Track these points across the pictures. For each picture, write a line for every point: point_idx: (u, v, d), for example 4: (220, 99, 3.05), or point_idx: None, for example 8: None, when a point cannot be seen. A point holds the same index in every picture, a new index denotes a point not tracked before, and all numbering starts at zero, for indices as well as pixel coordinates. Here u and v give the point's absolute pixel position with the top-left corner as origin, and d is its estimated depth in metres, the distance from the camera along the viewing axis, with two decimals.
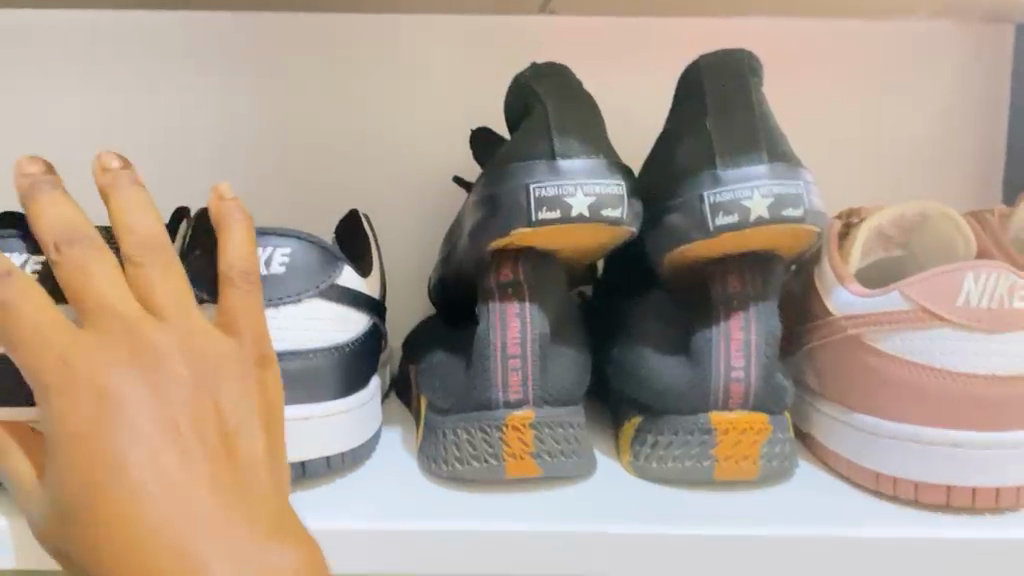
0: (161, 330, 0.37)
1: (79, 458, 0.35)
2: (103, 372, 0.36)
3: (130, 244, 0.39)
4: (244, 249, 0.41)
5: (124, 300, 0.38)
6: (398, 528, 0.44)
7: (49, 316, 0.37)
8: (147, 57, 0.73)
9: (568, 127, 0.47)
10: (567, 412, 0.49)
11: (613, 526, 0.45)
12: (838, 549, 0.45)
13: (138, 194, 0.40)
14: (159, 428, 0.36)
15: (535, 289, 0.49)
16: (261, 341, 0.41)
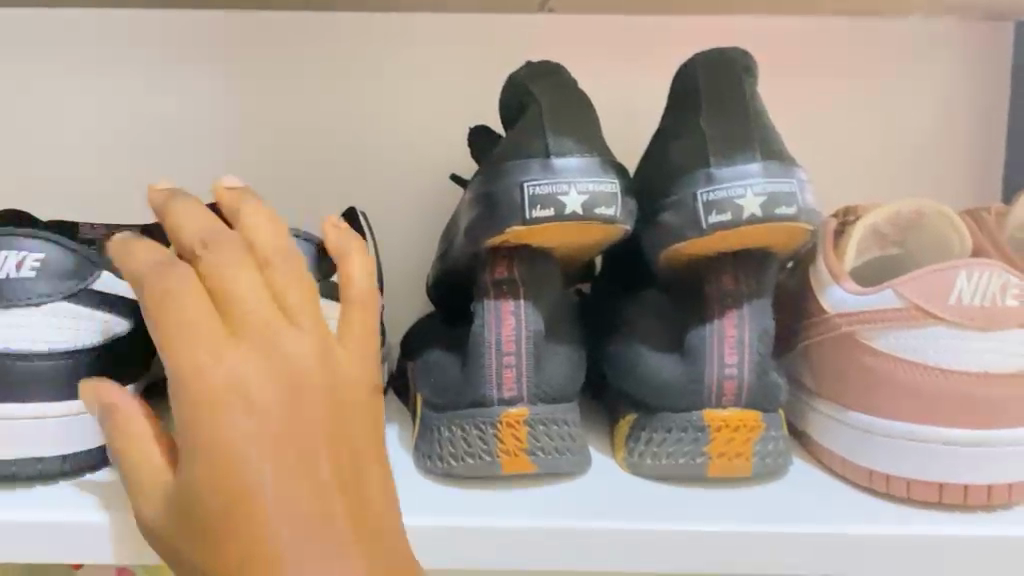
0: (294, 328, 0.38)
1: (211, 454, 0.35)
2: (232, 367, 0.36)
3: (263, 251, 0.40)
4: (368, 268, 0.45)
5: (252, 307, 0.37)
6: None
7: (191, 309, 0.37)
8: (149, 54, 0.74)
9: (562, 125, 0.48)
10: (561, 410, 0.49)
11: (607, 521, 0.45)
12: (830, 546, 0.45)
13: (266, 211, 0.41)
14: (273, 433, 0.36)
15: (529, 286, 0.49)
16: (357, 370, 0.40)
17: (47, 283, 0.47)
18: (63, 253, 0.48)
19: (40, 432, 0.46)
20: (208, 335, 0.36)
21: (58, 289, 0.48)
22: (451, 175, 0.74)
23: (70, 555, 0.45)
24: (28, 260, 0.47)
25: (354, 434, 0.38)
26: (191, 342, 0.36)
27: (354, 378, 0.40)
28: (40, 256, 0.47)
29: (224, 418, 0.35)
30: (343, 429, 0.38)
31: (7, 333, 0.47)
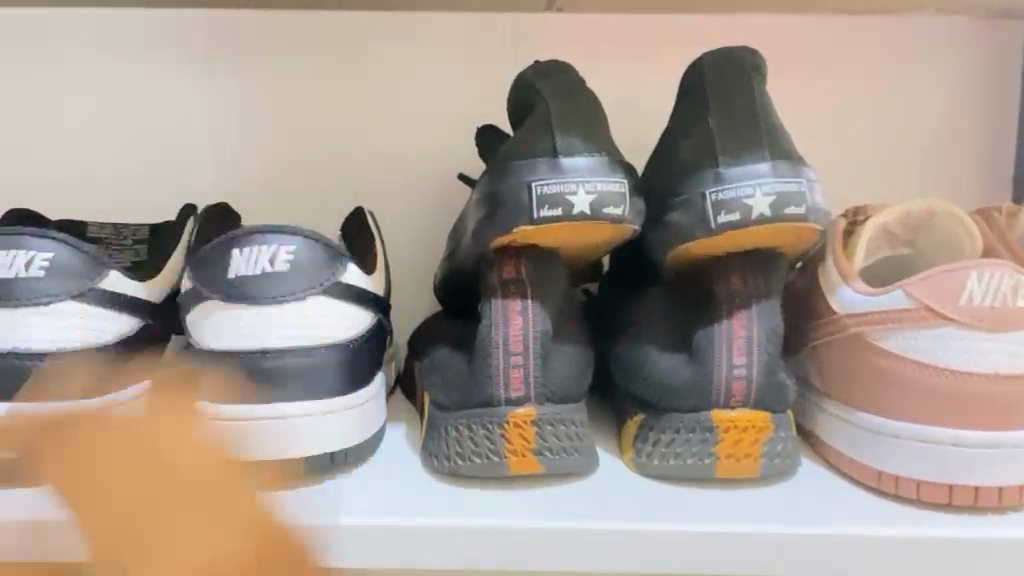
0: (174, 487, 0.38)
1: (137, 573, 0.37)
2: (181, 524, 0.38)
3: (149, 438, 0.41)
4: (210, 432, 0.43)
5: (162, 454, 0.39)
6: (398, 523, 0.45)
7: (105, 472, 0.38)
8: (157, 52, 0.74)
9: (570, 124, 0.47)
10: (569, 409, 0.49)
11: (612, 522, 0.45)
12: (836, 548, 0.45)
13: (205, 418, 0.44)
14: (149, 552, 0.37)
15: (537, 286, 0.49)
16: (273, 529, 0.40)
17: (54, 282, 0.48)
18: (73, 253, 0.48)
19: None
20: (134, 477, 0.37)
21: (65, 289, 0.48)
22: (458, 175, 0.74)
23: None
24: (37, 259, 0.47)
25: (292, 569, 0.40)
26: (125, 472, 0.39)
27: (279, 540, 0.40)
28: (49, 255, 0.48)
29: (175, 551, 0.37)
30: (268, 543, 0.40)
31: (20, 331, 0.47)
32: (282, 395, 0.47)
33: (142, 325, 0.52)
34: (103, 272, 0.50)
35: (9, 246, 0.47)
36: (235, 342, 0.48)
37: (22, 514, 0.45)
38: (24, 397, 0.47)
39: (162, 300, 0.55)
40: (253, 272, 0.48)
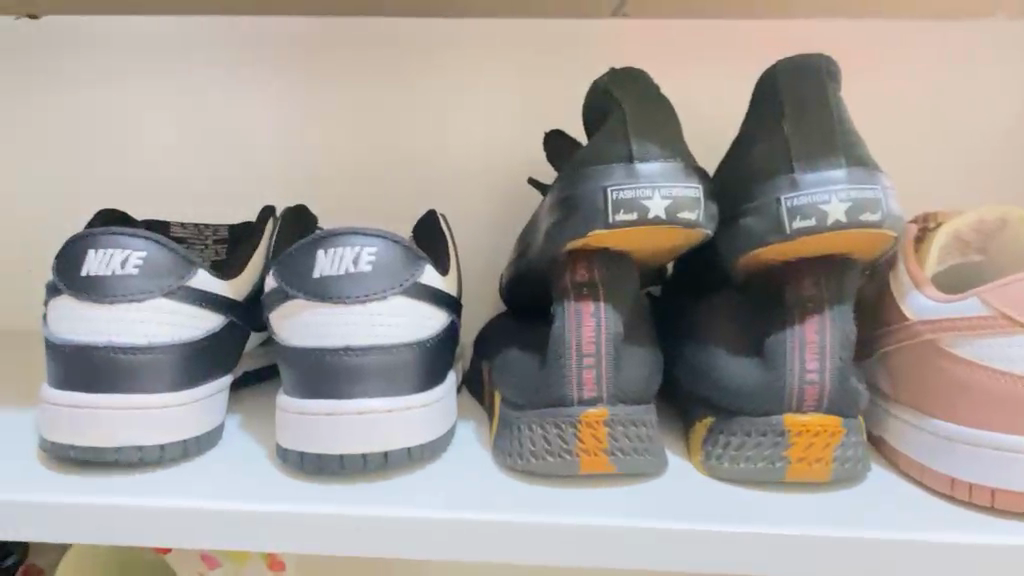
0: None
1: None
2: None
3: None
4: None
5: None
6: (458, 517, 0.46)
7: None
8: (238, 57, 0.76)
9: (644, 130, 0.48)
10: (642, 411, 0.50)
11: (667, 521, 0.46)
12: (892, 551, 0.45)
13: None
14: None
15: (609, 289, 0.50)
16: None
17: (148, 281, 0.49)
18: (165, 251, 0.50)
19: (146, 422, 0.49)
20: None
21: (158, 287, 0.50)
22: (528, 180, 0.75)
23: (169, 541, 0.47)
24: (132, 258, 0.49)
25: None
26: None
27: None
28: (143, 253, 0.49)
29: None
30: None
31: (119, 326, 0.49)
32: (361, 392, 0.49)
33: (224, 321, 0.54)
34: (191, 270, 0.51)
35: (105, 246, 0.49)
36: (320, 340, 0.49)
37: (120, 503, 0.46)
38: (120, 390, 0.49)
39: (244, 300, 0.57)
40: (338, 272, 0.49)
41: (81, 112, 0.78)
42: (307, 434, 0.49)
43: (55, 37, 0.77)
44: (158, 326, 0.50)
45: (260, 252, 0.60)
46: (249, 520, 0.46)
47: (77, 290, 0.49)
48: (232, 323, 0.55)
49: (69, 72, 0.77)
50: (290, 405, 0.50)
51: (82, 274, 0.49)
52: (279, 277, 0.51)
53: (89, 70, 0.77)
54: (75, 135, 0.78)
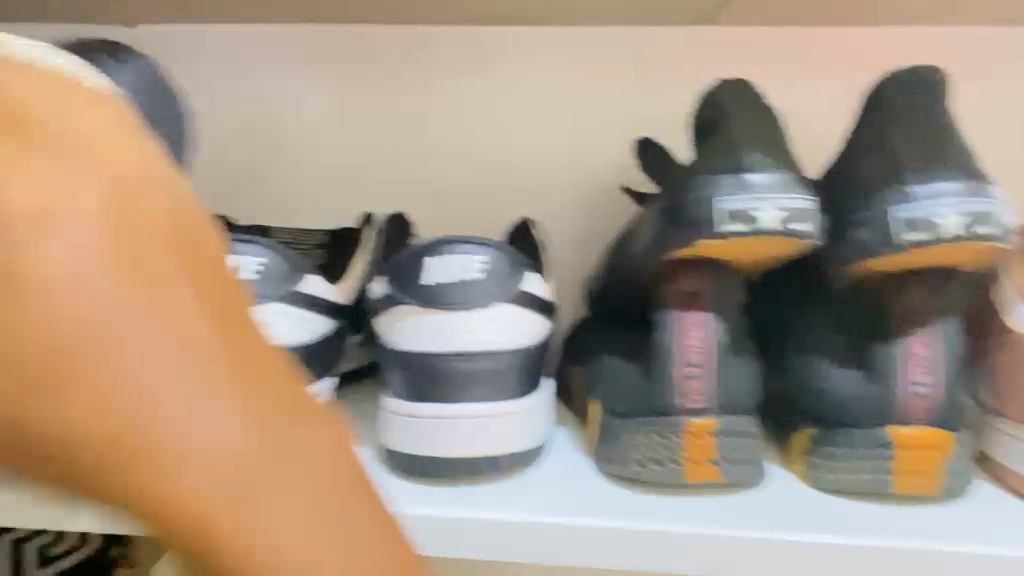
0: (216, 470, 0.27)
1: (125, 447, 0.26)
2: (55, 197, 0.26)
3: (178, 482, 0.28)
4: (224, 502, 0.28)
5: (46, 105, 0.28)
6: (574, 523, 0.47)
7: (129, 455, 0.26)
8: (332, 64, 0.78)
9: (755, 141, 0.49)
10: (743, 421, 0.50)
11: (779, 532, 0.46)
12: (989, 567, 0.45)
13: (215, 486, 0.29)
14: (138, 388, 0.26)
15: (713, 300, 0.50)
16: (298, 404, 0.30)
17: (266, 285, 0.51)
18: (280, 259, 0.52)
19: None
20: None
21: (273, 291, 0.51)
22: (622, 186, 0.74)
23: None
24: (251, 263, 0.51)
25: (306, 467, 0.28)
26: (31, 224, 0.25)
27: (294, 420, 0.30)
28: (262, 259, 0.51)
29: (184, 475, 0.26)
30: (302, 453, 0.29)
31: None
32: (468, 397, 0.50)
33: (332, 325, 0.56)
34: (302, 276, 0.53)
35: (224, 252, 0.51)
36: (427, 346, 0.50)
37: (460, 515, 0.47)
38: None
39: (351, 301, 0.59)
40: (449, 280, 0.51)
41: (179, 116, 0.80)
42: (416, 436, 0.50)
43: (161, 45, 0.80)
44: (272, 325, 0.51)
45: (364, 255, 0.62)
46: (417, 528, 0.47)
47: None
48: (338, 326, 0.57)
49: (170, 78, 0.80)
50: (398, 407, 0.51)
51: None
52: (391, 284, 0.53)
53: (189, 73, 0.80)
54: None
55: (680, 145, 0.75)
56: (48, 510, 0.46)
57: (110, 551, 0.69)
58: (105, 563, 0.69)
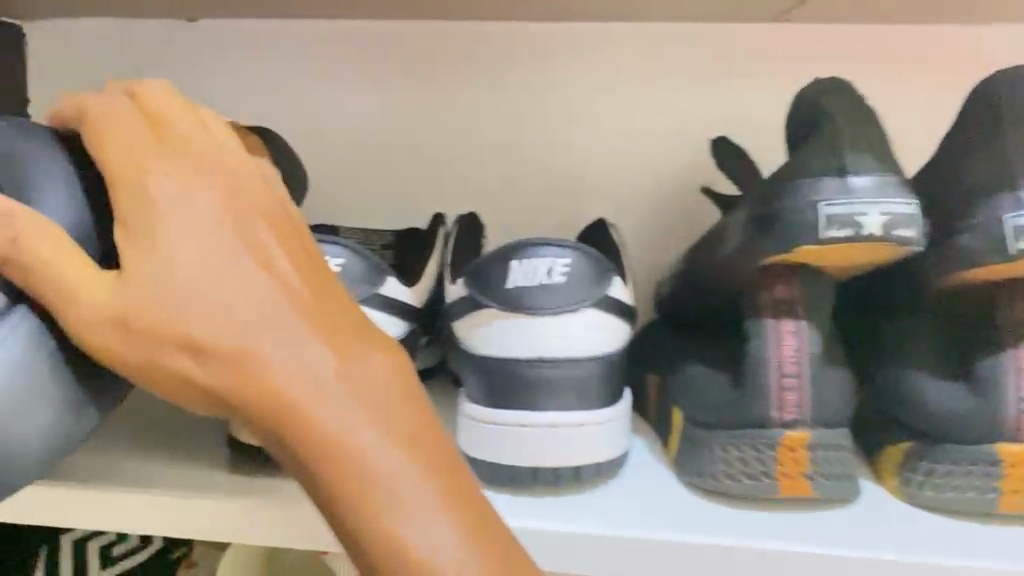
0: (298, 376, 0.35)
1: (232, 358, 0.35)
2: (191, 185, 0.37)
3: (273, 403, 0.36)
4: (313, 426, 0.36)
5: (179, 117, 0.40)
6: (615, 533, 0.45)
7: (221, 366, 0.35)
8: (403, 64, 0.76)
9: (859, 141, 0.46)
10: (839, 434, 0.48)
11: (833, 547, 0.44)
12: None
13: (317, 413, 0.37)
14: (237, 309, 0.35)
15: (809, 308, 0.49)
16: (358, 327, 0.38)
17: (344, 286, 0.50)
18: (358, 258, 0.51)
19: None
20: (154, 152, 0.38)
21: (353, 293, 0.51)
22: (701, 188, 0.73)
23: None
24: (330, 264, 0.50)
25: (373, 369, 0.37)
26: (178, 204, 0.37)
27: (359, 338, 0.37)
28: (339, 260, 0.50)
29: (270, 370, 0.35)
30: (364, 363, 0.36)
31: None
32: (553, 405, 0.49)
33: (407, 328, 0.54)
34: (381, 277, 0.52)
35: None
36: (510, 350, 0.49)
37: (559, 525, 0.45)
38: None
39: (425, 304, 0.58)
40: (533, 283, 0.49)
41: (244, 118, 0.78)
42: (498, 445, 0.49)
43: (221, 45, 0.78)
44: None
45: (436, 260, 0.61)
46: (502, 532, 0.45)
47: None
48: (412, 329, 0.55)
49: (234, 78, 0.78)
50: (479, 415, 0.49)
51: None
52: (471, 286, 0.51)
53: (244, 71, 0.78)
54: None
55: (769, 160, 0.73)
56: (206, 500, 0.46)
57: (173, 552, 0.70)
58: (169, 562, 0.69)
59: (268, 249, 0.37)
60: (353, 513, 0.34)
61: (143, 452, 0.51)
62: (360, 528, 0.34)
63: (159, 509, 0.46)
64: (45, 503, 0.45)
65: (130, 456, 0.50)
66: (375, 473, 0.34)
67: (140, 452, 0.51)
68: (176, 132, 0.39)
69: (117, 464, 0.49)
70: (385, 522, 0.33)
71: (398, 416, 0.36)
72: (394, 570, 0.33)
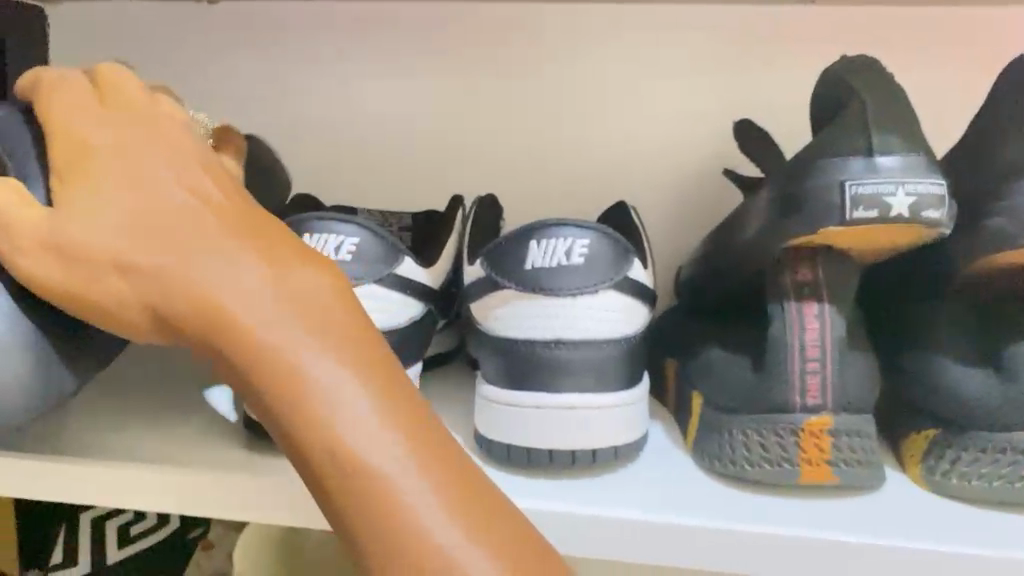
0: (227, 292, 0.38)
1: (167, 278, 0.39)
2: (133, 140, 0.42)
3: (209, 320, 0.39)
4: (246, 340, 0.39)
5: (128, 85, 0.45)
6: (632, 518, 0.44)
7: (156, 286, 0.39)
8: (421, 46, 0.75)
9: (888, 121, 0.45)
10: (863, 420, 0.47)
11: (855, 535, 0.44)
12: None
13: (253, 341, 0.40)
14: (169, 234, 0.39)
15: (833, 291, 0.48)
16: (288, 249, 0.41)
17: (360, 267, 0.50)
18: (375, 240, 0.51)
19: None
20: (98, 114, 0.43)
21: (369, 272, 0.50)
22: (723, 172, 0.72)
23: None
24: (345, 243, 0.50)
25: (301, 284, 0.40)
26: (113, 150, 0.41)
27: (288, 257, 0.40)
28: (355, 240, 0.50)
29: (202, 288, 0.38)
30: (292, 278, 0.40)
31: None
32: (571, 387, 0.48)
33: (423, 310, 0.54)
34: (398, 258, 0.52)
35: (320, 231, 0.50)
36: (527, 332, 0.49)
37: (577, 510, 0.45)
38: None
39: (441, 287, 0.58)
40: (551, 264, 0.48)
41: (263, 105, 0.78)
42: (515, 427, 0.48)
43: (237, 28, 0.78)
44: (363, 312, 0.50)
45: (454, 241, 0.61)
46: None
47: None
48: (429, 311, 0.55)
49: (250, 65, 0.78)
50: (496, 397, 0.49)
51: None
52: (488, 266, 0.51)
53: (261, 54, 0.78)
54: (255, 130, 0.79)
55: (793, 144, 0.72)
56: (222, 481, 0.45)
57: (192, 533, 0.70)
58: (188, 543, 0.70)
59: (199, 184, 0.41)
60: (286, 416, 0.37)
61: (159, 431, 0.51)
62: (298, 425, 0.37)
63: (172, 483, 0.45)
64: (64, 474, 0.45)
65: (144, 434, 0.50)
66: (301, 377, 0.37)
67: (157, 431, 0.51)
68: (116, 93, 0.44)
69: (132, 444, 0.49)
70: (316, 422, 0.37)
71: (332, 326, 0.39)
72: (331, 468, 0.36)
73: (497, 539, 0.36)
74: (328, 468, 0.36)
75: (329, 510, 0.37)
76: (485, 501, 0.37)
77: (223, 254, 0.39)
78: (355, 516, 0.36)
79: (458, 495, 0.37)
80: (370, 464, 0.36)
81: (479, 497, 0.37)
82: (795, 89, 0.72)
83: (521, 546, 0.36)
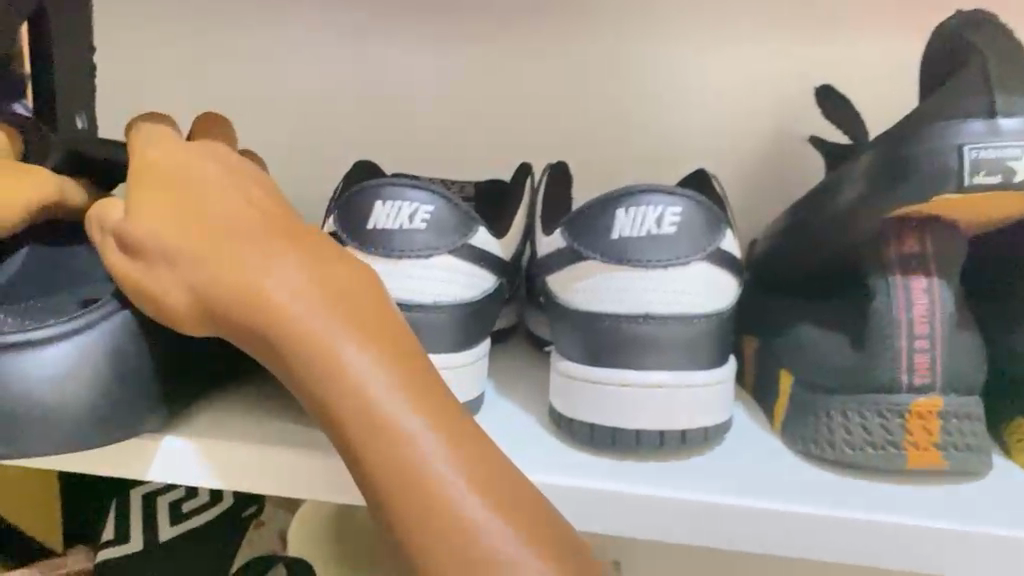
0: (261, 271, 0.38)
1: (202, 258, 0.38)
2: (185, 150, 0.43)
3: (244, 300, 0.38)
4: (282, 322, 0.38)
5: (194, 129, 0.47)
6: (730, 503, 0.42)
7: (194, 266, 0.38)
8: (488, 14, 0.73)
9: (1013, 81, 0.41)
10: (973, 402, 0.44)
11: (971, 525, 0.41)
12: None
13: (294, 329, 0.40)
14: (207, 219, 0.39)
15: (943, 263, 0.45)
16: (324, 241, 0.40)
17: (434, 237, 0.47)
18: (450, 208, 0.48)
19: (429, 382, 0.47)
20: (160, 135, 0.45)
21: (444, 242, 0.48)
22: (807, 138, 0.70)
23: None
24: (420, 211, 0.47)
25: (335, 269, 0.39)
26: (165, 152, 0.42)
27: (324, 247, 0.40)
28: (430, 208, 0.47)
29: (236, 268, 0.38)
30: (327, 264, 0.39)
31: (403, 285, 0.47)
32: (661, 364, 0.45)
33: (496, 284, 0.51)
34: (473, 226, 0.49)
35: (392, 197, 0.47)
36: (614, 306, 0.46)
37: (671, 496, 0.42)
38: None
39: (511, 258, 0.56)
40: (640, 233, 0.46)
41: (327, 75, 0.76)
42: (600, 406, 0.45)
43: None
44: (433, 283, 0.47)
45: (523, 210, 0.58)
46: (556, 499, 0.43)
47: (367, 242, 0.47)
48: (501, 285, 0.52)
49: (299, 35, 0.76)
50: (581, 373, 0.46)
51: (369, 227, 0.47)
52: (569, 236, 0.48)
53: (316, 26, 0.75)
54: (311, 101, 0.77)
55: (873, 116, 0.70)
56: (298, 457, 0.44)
57: (244, 512, 0.67)
58: (240, 522, 0.66)
59: (241, 183, 0.42)
60: (326, 393, 0.36)
61: (225, 404, 0.49)
62: (327, 395, 0.36)
63: (244, 460, 0.44)
64: (132, 459, 0.43)
65: (210, 408, 0.48)
66: (335, 353, 0.36)
67: (221, 407, 0.48)
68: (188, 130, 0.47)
69: (200, 419, 0.46)
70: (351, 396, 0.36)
71: (361, 306, 0.38)
72: (367, 442, 0.35)
73: (524, 518, 0.34)
74: (356, 435, 0.35)
75: (365, 487, 0.35)
76: (513, 482, 0.35)
77: (258, 238, 0.39)
78: (384, 486, 0.35)
79: (486, 473, 0.35)
80: (403, 438, 0.35)
81: (506, 478, 0.35)
82: (873, 58, 0.69)
83: (545, 519, 0.35)
